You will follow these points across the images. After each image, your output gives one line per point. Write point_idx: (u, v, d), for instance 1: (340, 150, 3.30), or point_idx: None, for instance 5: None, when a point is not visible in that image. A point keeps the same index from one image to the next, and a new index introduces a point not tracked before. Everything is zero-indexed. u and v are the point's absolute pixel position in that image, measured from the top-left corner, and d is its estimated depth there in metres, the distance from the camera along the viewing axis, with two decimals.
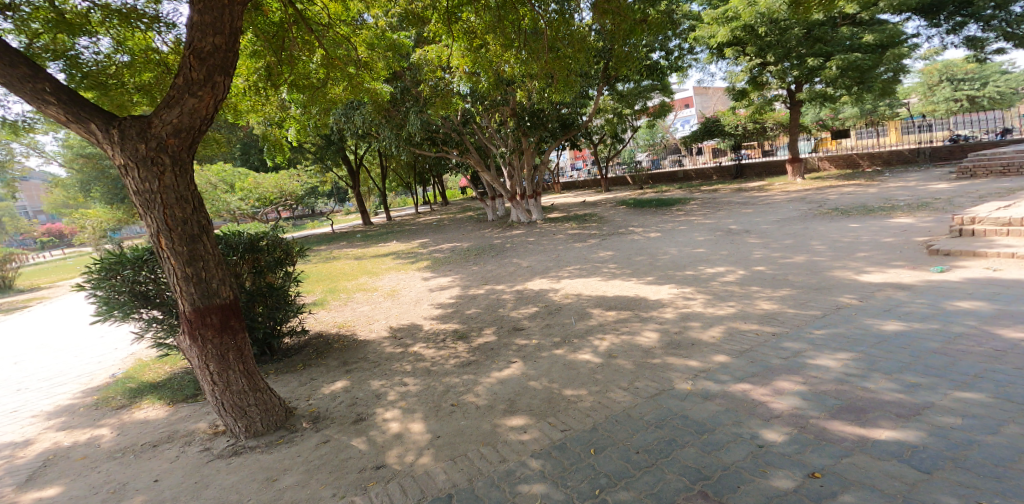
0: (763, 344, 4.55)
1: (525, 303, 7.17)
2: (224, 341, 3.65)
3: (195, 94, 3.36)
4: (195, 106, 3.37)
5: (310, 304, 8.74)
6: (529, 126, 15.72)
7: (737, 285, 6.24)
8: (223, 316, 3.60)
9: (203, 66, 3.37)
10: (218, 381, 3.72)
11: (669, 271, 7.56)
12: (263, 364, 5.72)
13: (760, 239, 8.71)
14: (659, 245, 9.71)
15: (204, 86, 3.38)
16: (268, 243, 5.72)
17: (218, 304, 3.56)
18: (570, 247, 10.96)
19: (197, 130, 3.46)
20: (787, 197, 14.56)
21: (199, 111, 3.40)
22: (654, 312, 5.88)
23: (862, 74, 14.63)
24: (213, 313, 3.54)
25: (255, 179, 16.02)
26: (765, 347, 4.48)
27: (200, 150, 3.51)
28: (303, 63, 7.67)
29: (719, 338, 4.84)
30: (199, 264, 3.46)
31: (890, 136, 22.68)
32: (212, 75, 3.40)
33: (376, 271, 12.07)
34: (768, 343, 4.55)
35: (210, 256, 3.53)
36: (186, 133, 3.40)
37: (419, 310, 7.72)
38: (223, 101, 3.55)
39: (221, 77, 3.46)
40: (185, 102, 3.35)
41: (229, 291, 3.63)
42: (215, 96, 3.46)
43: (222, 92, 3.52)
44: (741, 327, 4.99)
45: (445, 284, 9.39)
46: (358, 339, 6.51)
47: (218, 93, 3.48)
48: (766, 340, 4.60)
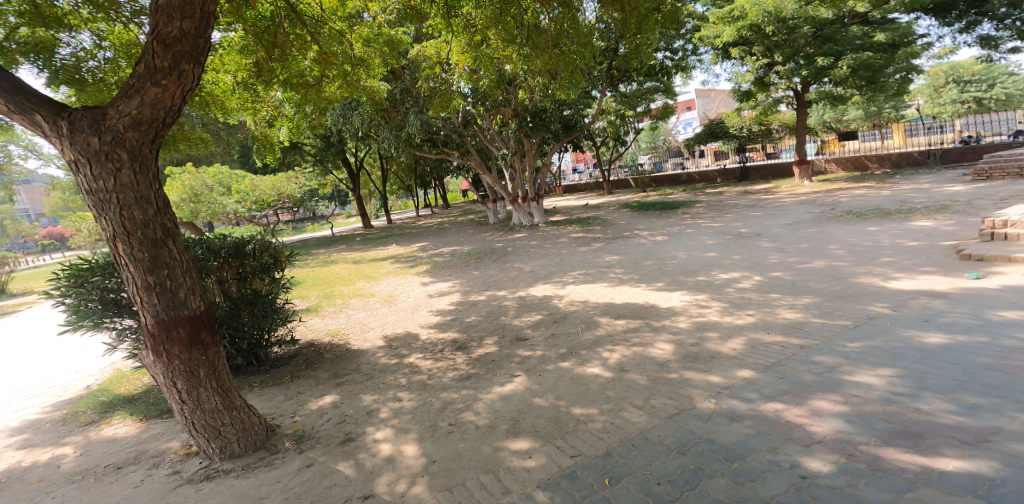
0: (790, 357, 4.18)
1: (528, 311, 6.80)
2: (194, 356, 3.28)
3: (158, 84, 3.00)
4: (158, 96, 3.02)
5: (303, 310, 8.35)
6: (531, 127, 15.35)
7: (755, 292, 5.85)
8: (192, 329, 3.24)
9: (168, 53, 3.02)
10: (187, 400, 3.34)
11: (680, 277, 7.18)
12: (249, 376, 5.34)
13: (773, 243, 8.34)
14: (667, 249, 9.32)
15: (169, 75, 3.02)
16: (255, 248, 5.32)
17: (186, 316, 3.20)
18: (574, 251, 10.60)
19: (162, 123, 3.10)
20: (796, 199, 14.19)
21: (163, 102, 3.05)
22: (666, 321, 5.51)
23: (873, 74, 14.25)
24: (180, 326, 3.18)
25: (252, 181, 15.70)
26: (793, 361, 4.10)
27: (164, 146, 3.15)
28: (297, 59, 7.31)
29: (741, 351, 4.46)
30: (163, 272, 3.10)
31: (897, 139, 22.31)
32: (179, 63, 3.05)
33: (374, 276, 11.72)
34: (796, 356, 4.17)
35: (177, 263, 3.17)
36: (148, 126, 3.04)
37: (417, 318, 7.35)
38: (192, 92, 3.19)
39: (190, 65, 3.11)
40: (147, 91, 2.99)
41: (199, 302, 3.28)
42: (182, 85, 3.10)
43: (191, 81, 3.16)
44: (764, 338, 4.61)
45: (444, 290, 9.00)
46: (351, 349, 6.13)
47: (187, 83, 3.13)
48: (794, 353, 4.23)
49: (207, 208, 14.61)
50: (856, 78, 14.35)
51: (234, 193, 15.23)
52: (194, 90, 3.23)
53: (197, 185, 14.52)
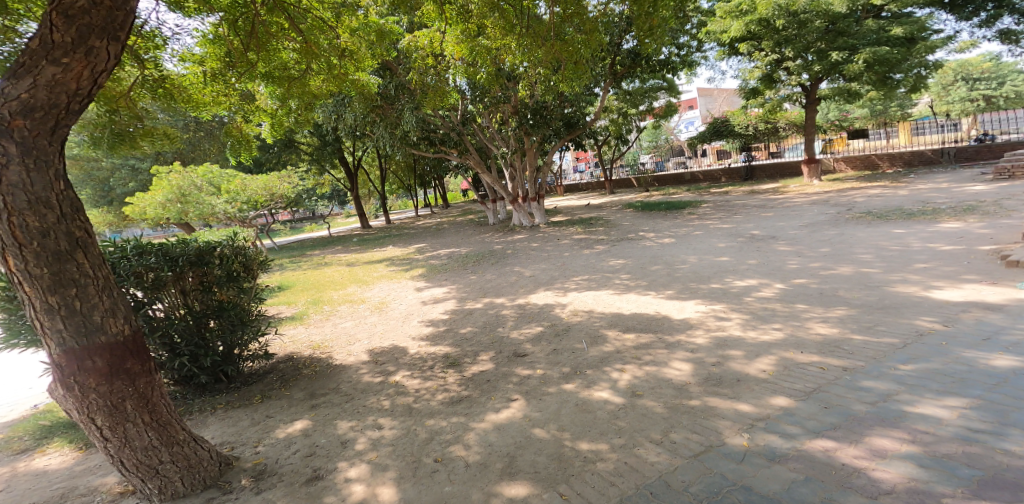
0: (831, 381, 3.62)
1: (528, 322, 6.24)
2: (117, 387, 2.78)
3: (57, 61, 2.55)
4: (57, 77, 2.56)
5: (286, 318, 7.76)
6: (532, 125, 14.77)
7: (779, 302, 5.28)
8: (112, 356, 2.75)
9: (71, 26, 2.57)
10: (111, 437, 2.82)
11: (693, 284, 6.60)
12: (216, 395, 4.78)
13: (790, 246, 7.75)
14: (675, 253, 8.74)
15: (72, 52, 2.58)
16: (221, 255, 4.70)
17: (102, 342, 2.71)
18: (576, 254, 10.04)
19: (65, 109, 2.64)
20: (808, 199, 13.63)
21: (65, 84, 2.59)
22: (682, 336, 4.94)
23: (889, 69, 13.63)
24: (95, 353, 2.69)
25: (242, 180, 14.79)
26: (837, 387, 3.54)
27: (68, 137, 2.69)
28: (281, 51, 6.73)
29: (772, 373, 3.90)
30: (70, 290, 2.64)
31: (902, 137, 21.66)
32: (86, 37, 2.61)
33: (366, 280, 11.16)
34: (839, 381, 3.61)
35: (88, 279, 2.70)
36: (44, 112, 2.57)
37: (407, 328, 6.78)
38: (106, 73, 2.75)
39: (102, 41, 2.66)
40: (42, 71, 2.53)
41: (122, 325, 2.80)
42: (91, 65, 2.66)
43: (104, 61, 2.72)
44: (797, 358, 4.04)
45: (439, 296, 8.42)
46: (332, 365, 5.57)
47: (98, 62, 2.69)
48: (835, 376, 3.67)
49: (195, 208, 13.95)
50: (869, 74, 13.79)
51: (223, 193, 14.46)
52: (109, 72, 2.79)
53: (184, 185, 13.91)
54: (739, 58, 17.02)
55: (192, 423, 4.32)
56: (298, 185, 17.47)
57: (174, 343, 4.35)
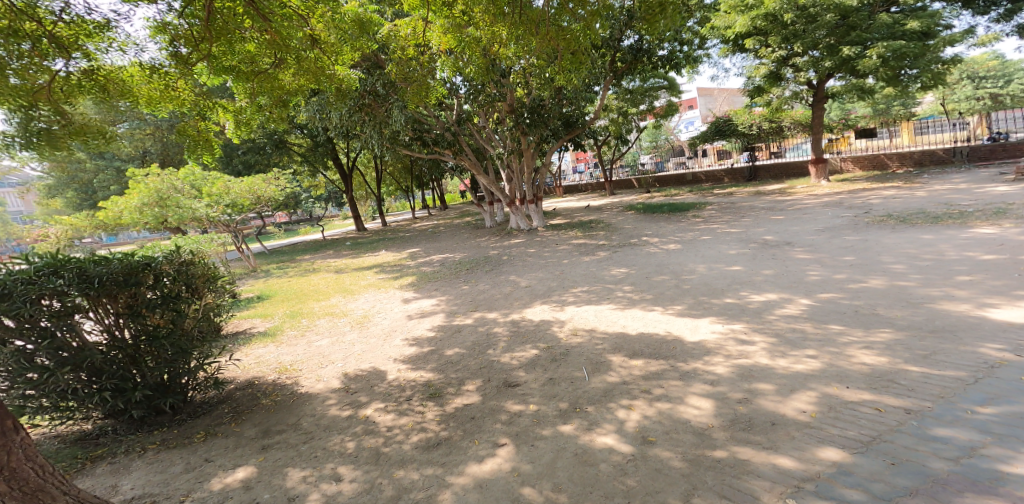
0: (893, 428, 2.96)
1: (521, 343, 5.57)
2: None
3: None
4: None
5: (258, 335, 7.09)
6: (529, 124, 14.09)
7: (809, 322, 4.61)
8: None
9: None
10: None
11: (705, 297, 5.91)
12: (154, 431, 4.15)
13: (810, 253, 7.07)
14: (682, 260, 8.07)
15: None
16: (156, 274, 4.00)
17: None
18: (576, 261, 9.37)
19: None
20: (818, 201, 12.96)
21: None
22: (698, 365, 4.27)
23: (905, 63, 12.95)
24: None
25: (226, 183, 14.14)
26: (903, 436, 2.89)
27: None
28: (248, 42, 6.07)
29: (815, 416, 3.23)
30: None
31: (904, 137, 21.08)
32: None
33: (352, 289, 10.47)
34: (904, 427, 2.96)
35: None
36: None
37: (388, 349, 6.09)
38: None
39: None
40: None
41: None
42: None
43: None
44: (844, 396, 3.37)
45: (426, 310, 7.74)
46: (297, 393, 4.91)
47: None
48: (896, 420, 3.01)
49: (174, 212, 13.19)
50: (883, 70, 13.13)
51: (204, 196, 13.71)
52: None
53: (163, 188, 13.23)
54: (744, 54, 16.38)
55: (114, 467, 3.65)
56: (287, 188, 16.79)
57: (98, 372, 3.76)
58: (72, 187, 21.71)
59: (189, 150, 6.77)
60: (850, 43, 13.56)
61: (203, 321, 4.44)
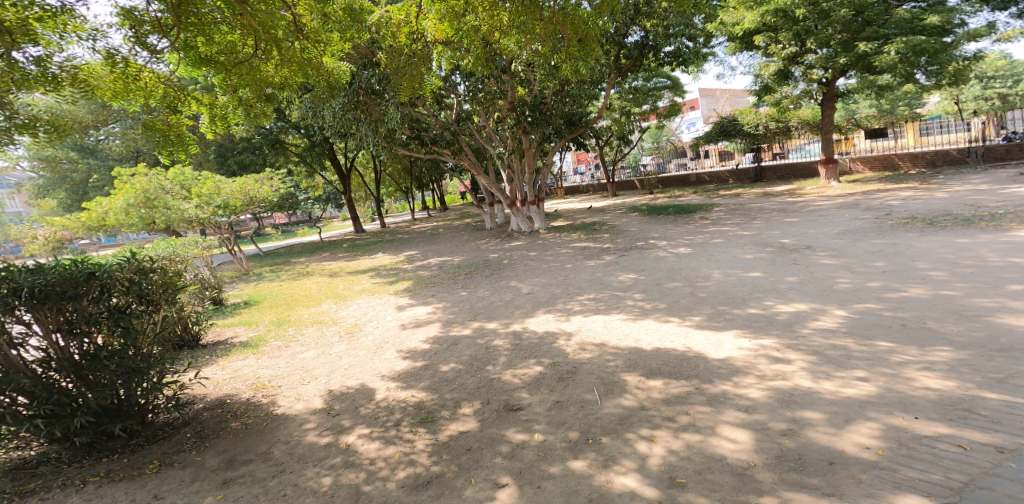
0: (988, 472, 2.53)
1: (523, 359, 5.07)
2: None
3: None
4: None
5: (238, 346, 6.54)
6: (531, 122, 13.50)
7: (851, 337, 4.13)
8: None
9: None
10: None
11: (726, 306, 5.42)
12: (100, 460, 3.65)
13: (834, 257, 6.58)
14: (695, 265, 7.55)
15: None
16: (102, 284, 3.53)
17: None
18: (580, 265, 8.85)
19: None
20: (832, 202, 12.44)
21: None
22: (728, 388, 3.78)
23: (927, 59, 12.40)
24: None
25: (216, 183, 13.56)
26: (1004, 482, 2.45)
27: None
28: (226, 28, 5.54)
29: (884, 453, 2.76)
30: None
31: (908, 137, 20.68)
32: None
33: (344, 295, 9.92)
34: (1000, 470, 2.53)
35: None
36: None
37: (378, 363, 5.57)
38: None
39: None
40: None
41: None
42: None
43: None
44: (914, 429, 2.91)
45: (421, 319, 7.21)
46: (272, 414, 4.40)
47: None
48: (990, 462, 2.58)
49: (161, 213, 12.65)
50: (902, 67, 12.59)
51: (193, 197, 13.22)
52: None
53: (150, 189, 12.74)
54: (751, 53, 15.86)
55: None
56: (282, 189, 16.30)
57: (31, 394, 3.32)
58: (63, 187, 21.09)
59: (159, 146, 5.91)
60: (868, 39, 12.97)
61: (161, 337, 3.98)
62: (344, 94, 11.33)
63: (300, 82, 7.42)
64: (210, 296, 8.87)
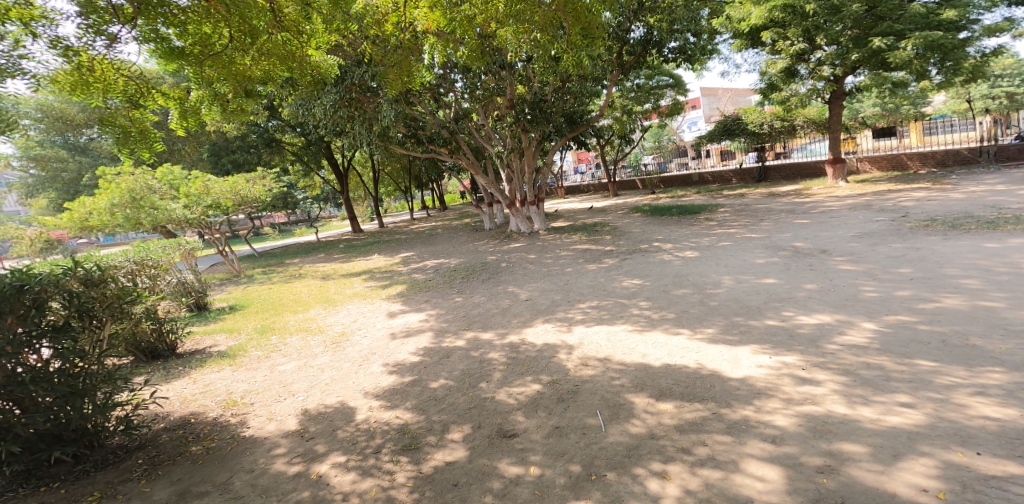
0: None
1: (521, 376, 4.66)
2: None
3: None
4: None
5: (215, 357, 6.13)
6: (530, 120, 13.05)
7: (885, 354, 3.73)
8: None
9: None
10: None
11: (740, 316, 4.99)
12: (38, 489, 3.26)
13: (854, 262, 6.14)
14: (703, 270, 7.12)
15: None
16: (32, 301, 3.17)
17: None
18: (582, 270, 8.43)
19: None
20: (843, 202, 12.00)
21: None
22: (750, 413, 3.37)
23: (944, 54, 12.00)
24: None
25: (205, 182, 13.25)
26: None
27: None
28: (199, 18, 5.11)
29: (946, 497, 2.38)
30: None
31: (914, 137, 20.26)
32: None
33: (334, 299, 9.49)
34: None
35: None
36: None
37: (363, 378, 5.18)
38: None
39: None
40: None
41: None
42: None
43: None
44: (978, 468, 2.52)
45: (412, 327, 6.78)
46: (240, 436, 4.00)
47: None
48: None
49: (148, 214, 12.20)
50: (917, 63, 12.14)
51: (181, 196, 12.79)
52: None
53: (137, 188, 12.24)
54: (757, 49, 15.43)
55: None
56: (274, 189, 15.91)
57: None
58: (53, 186, 20.58)
59: (116, 142, 5.29)
60: (881, 34, 12.55)
61: (106, 356, 3.60)
62: (335, 89, 10.91)
63: (284, 77, 7.00)
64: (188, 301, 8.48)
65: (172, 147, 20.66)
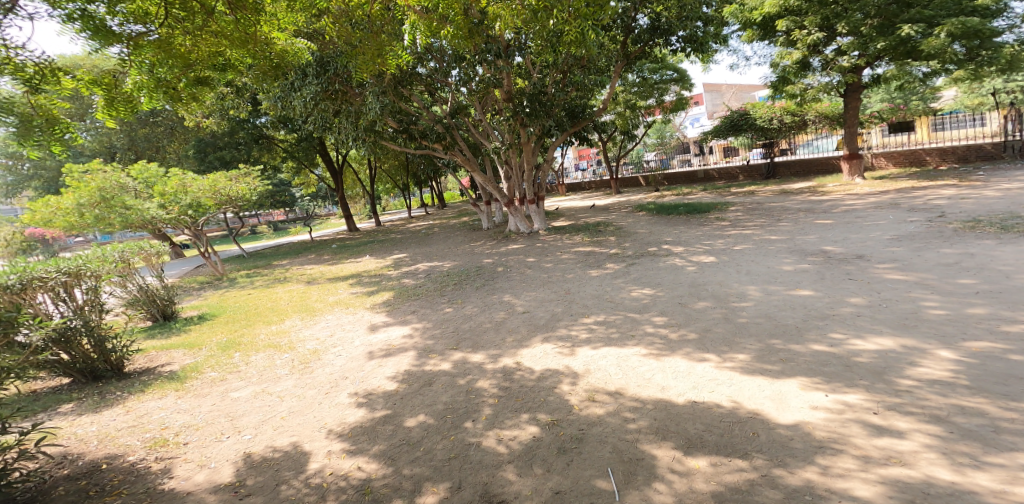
0: None
1: (516, 415, 3.88)
2: None
3: None
4: None
5: (164, 377, 5.41)
6: (528, 114, 12.19)
7: (982, 394, 2.95)
8: None
9: None
10: None
11: (777, 338, 4.18)
12: None
13: (901, 270, 5.33)
14: (722, 278, 6.28)
15: None
16: None
17: None
18: (585, 276, 7.62)
19: None
20: (865, 199, 11.14)
21: None
22: (818, 475, 2.59)
23: (979, 41, 11.17)
24: None
25: (183, 180, 12.39)
26: None
27: None
28: None
29: None
30: None
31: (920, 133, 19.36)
32: None
33: (315, 307, 8.71)
34: None
35: None
36: None
37: (326, 409, 4.47)
38: None
39: None
40: None
41: None
42: None
43: None
44: None
45: (393, 345, 5.96)
46: (153, 492, 3.38)
47: None
48: None
49: (119, 215, 11.39)
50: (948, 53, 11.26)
51: (156, 195, 11.93)
52: None
53: (108, 186, 11.56)
54: (768, 41, 14.57)
55: None
56: (261, 187, 15.12)
57: None
58: (32, 185, 20.14)
59: (18, 135, 4.77)
60: (910, 21, 11.65)
61: None
62: (316, 80, 10.09)
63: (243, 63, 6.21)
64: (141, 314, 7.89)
65: (155, 143, 19.95)
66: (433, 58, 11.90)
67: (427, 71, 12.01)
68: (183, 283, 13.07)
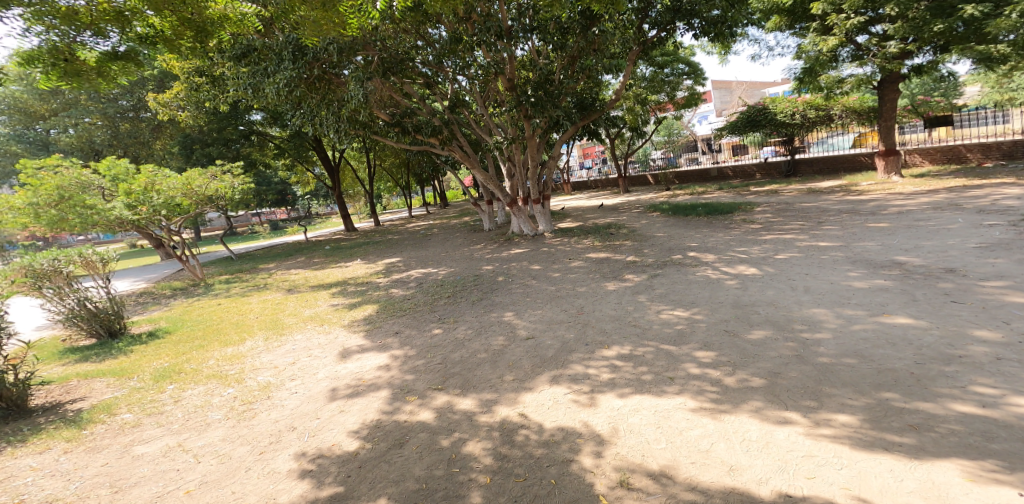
0: None
1: (533, 499, 2.75)
2: None
3: None
4: None
5: (61, 420, 4.22)
6: (533, 104, 10.80)
7: None
8: None
9: None
10: None
11: (889, 389, 3.04)
12: None
13: (1021, 289, 4.22)
14: (776, 295, 5.07)
15: None
16: None
17: None
18: (602, 288, 6.45)
19: None
20: (915, 198, 9.92)
21: None
22: None
23: None
24: None
25: (153, 178, 11.22)
26: None
27: None
28: None
29: None
30: None
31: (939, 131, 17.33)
32: None
33: (285, 321, 7.49)
34: None
35: None
36: None
37: (256, 479, 3.29)
38: None
39: None
40: None
41: None
42: None
43: None
44: None
45: (363, 381, 4.73)
46: None
47: None
48: None
49: (78, 217, 10.21)
50: (1017, 35, 10.01)
51: (123, 194, 10.53)
52: None
53: (68, 185, 10.35)
54: (800, 25, 13.25)
55: None
56: (243, 186, 13.90)
57: None
58: None
59: None
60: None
61: None
62: (291, 65, 9.00)
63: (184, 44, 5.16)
64: (84, 327, 6.98)
65: (138, 139, 18.67)
66: (431, 48, 10.69)
67: (422, 56, 10.68)
68: (154, 290, 11.85)
